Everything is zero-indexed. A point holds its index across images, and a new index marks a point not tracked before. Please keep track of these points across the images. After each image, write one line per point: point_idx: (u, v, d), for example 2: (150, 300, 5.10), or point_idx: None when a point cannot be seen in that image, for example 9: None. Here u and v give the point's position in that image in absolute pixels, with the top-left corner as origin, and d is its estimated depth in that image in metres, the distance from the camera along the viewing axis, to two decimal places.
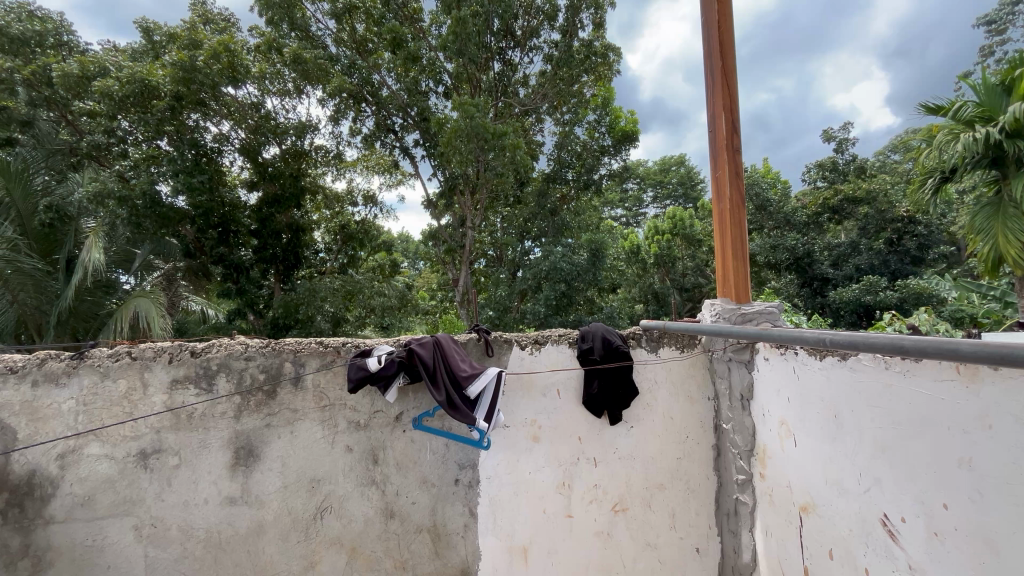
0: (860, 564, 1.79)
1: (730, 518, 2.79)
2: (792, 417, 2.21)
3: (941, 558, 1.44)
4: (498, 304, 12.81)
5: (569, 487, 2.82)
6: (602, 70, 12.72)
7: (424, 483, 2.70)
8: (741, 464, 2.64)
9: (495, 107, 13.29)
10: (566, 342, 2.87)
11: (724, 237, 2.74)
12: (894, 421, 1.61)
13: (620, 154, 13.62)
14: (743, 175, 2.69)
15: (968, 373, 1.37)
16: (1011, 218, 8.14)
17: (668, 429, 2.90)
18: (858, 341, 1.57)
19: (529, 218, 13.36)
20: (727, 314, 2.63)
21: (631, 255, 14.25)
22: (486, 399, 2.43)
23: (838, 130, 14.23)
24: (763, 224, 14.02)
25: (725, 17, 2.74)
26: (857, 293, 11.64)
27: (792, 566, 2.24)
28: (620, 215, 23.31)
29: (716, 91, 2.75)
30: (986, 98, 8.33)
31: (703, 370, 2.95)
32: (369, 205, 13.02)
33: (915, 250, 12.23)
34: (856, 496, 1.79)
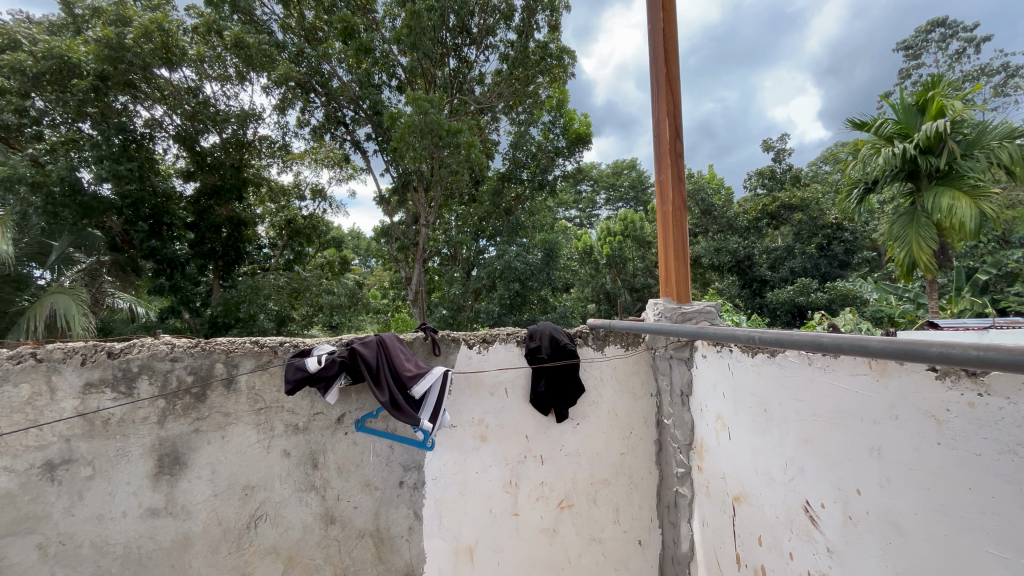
0: (786, 549, 1.89)
1: (670, 510, 2.89)
2: (726, 411, 2.31)
3: (855, 541, 1.55)
4: (452, 303, 12.70)
5: (516, 486, 2.82)
6: (557, 72, 12.85)
7: (367, 487, 2.62)
8: (681, 458, 2.74)
9: (451, 104, 13.20)
10: (514, 340, 2.87)
11: (666, 238, 2.82)
12: (816, 413, 1.72)
13: (574, 156, 13.81)
14: (684, 179, 2.79)
15: (877, 367, 1.47)
16: (923, 227, 8.97)
17: (612, 425, 2.96)
18: (783, 338, 1.66)
19: (484, 217, 13.34)
20: (668, 313, 2.72)
21: (584, 255, 14.90)
22: (432, 398, 2.39)
23: (777, 141, 15.11)
24: (708, 228, 14.68)
25: (669, 26, 2.82)
26: (791, 294, 12.43)
27: (725, 554, 2.34)
28: (574, 215, 23.73)
29: (660, 98, 2.83)
30: (903, 116, 9.11)
31: (646, 367, 3.03)
32: (318, 199, 12.57)
33: (843, 255, 13.24)
34: (783, 485, 1.90)
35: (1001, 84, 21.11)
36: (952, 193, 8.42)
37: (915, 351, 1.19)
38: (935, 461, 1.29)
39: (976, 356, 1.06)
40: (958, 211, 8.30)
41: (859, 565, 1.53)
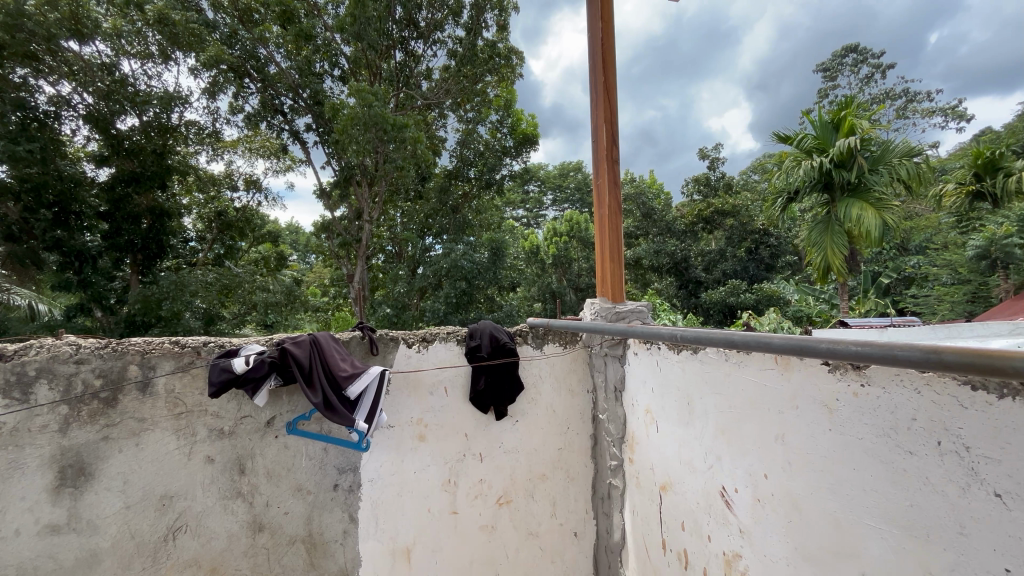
0: (704, 532, 2.03)
1: (604, 502, 2.99)
2: (654, 405, 2.43)
3: (762, 520, 1.70)
4: (397, 301, 12.44)
5: (454, 484, 2.83)
6: (505, 72, 12.90)
7: (299, 491, 2.53)
8: (614, 451, 2.85)
9: (396, 98, 12.97)
10: (455, 339, 2.86)
11: (603, 240, 2.94)
12: (731, 405, 1.86)
13: (521, 156, 13.75)
14: (619, 184, 2.91)
15: (781, 361, 1.62)
16: (836, 234, 9.83)
17: (550, 422, 3.04)
18: (702, 337, 1.79)
19: (430, 214, 13.14)
20: (603, 313, 2.82)
21: (531, 255, 15.10)
22: (369, 398, 2.35)
23: (712, 149, 16.03)
24: (649, 230, 15.31)
25: (608, 36, 2.92)
26: (723, 295, 13.22)
27: (652, 540, 2.47)
28: (521, 215, 23.96)
29: (599, 104, 2.92)
30: (821, 132, 10.04)
31: (583, 365, 3.12)
32: (252, 190, 11.92)
33: (769, 258, 14.25)
34: (703, 473, 2.03)
35: (900, 108, 23.60)
36: (860, 204, 9.30)
37: (810, 347, 1.33)
38: (828, 445, 1.44)
39: (858, 350, 1.20)
40: (865, 221, 9.20)
41: (766, 542, 1.68)
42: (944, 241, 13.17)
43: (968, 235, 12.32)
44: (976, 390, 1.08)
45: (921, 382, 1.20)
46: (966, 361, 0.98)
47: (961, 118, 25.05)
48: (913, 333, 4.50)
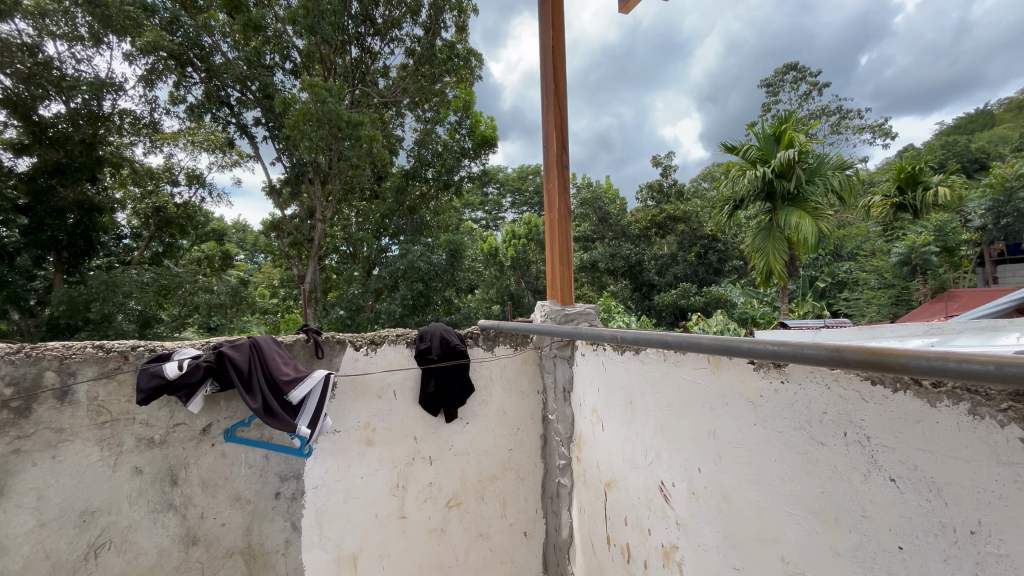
0: (645, 527, 2.11)
1: (553, 500, 3.04)
2: (600, 405, 2.50)
3: (696, 512, 1.79)
4: (350, 303, 12.12)
5: (403, 488, 2.80)
6: (464, 73, 12.91)
7: (237, 501, 2.43)
8: (563, 451, 2.90)
9: (351, 95, 12.68)
10: (404, 342, 2.83)
11: (552, 244, 2.99)
12: (669, 403, 1.94)
13: (480, 158, 13.69)
14: (569, 190, 2.98)
15: (713, 360, 1.71)
16: (777, 240, 10.44)
17: (501, 423, 3.06)
18: (640, 338, 1.86)
19: (387, 214, 12.89)
20: (553, 315, 2.86)
21: (489, 257, 15.11)
22: (312, 403, 2.29)
23: (664, 157, 16.65)
24: (605, 234, 15.70)
25: (559, 44, 2.98)
26: (675, 297, 13.74)
27: (598, 537, 2.54)
28: (480, 217, 23.99)
29: (550, 110, 2.98)
30: (763, 144, 10.72)
31: (534, 366, 3.16)
32: (194, 185, 11.32)
33: (716, 263, 14.90)
34: (644, 469, 2.11)
35: (834, 124, 25.36)
36: (799, 213, 10.02)
37: (734, 347, 1.42)
38: (753, 438, 1.54)
39: (775, 349, 1.30)
40: (802, 229, 9.94)
41: (699, 532, 1.77)
42: (873, 248, 14.21)
43: (892, 243, 13.39)
44: (875, 384, 1.19)
45: (830, 378, 1.30)
46: (862, 358, 1.08)
47: (887, 135, 27.18)
48: (842, 337, 4.85)
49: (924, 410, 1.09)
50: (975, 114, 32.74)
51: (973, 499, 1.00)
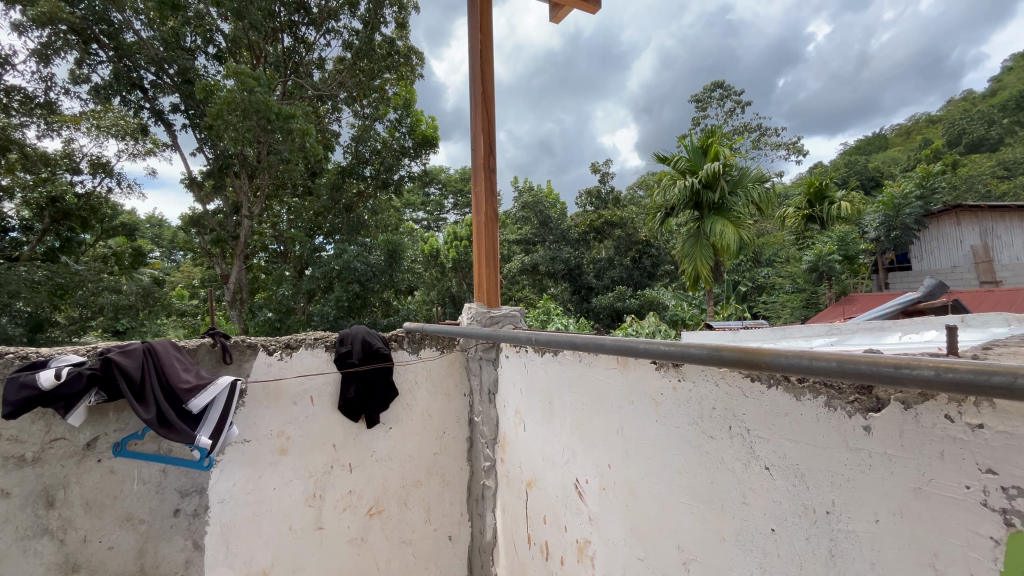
0: (562, 524, 2.16)
1: (478, 503, 3.03)
2: (522, 405, 2.53)
3: (606, 507, 1.87)
4: (280, 305, 11.43)
5: (320, 498, 2.70)
6: (404, 71, 12.70)
7: (128, 521, 2.22)
8: (488, 452, 2.90)
9: (283, 85, 12.10)
10: (323, 345, 2.72)
11: (479, 247, 3.01)
12: (583, 402, 2.01)
13: (420, 158, 13.45)
14: (496, 192, 3.01)
15: (622, 361, 1.79)
16: (704, 247, 11.16)
17: (425, 426, 3.02)
18: (553, 339, 1.92)
19: (321, 212, 12.36)
20: (479, 317, 2.86)
21: (429, 259, 14.89)
22: (215, 412, 2.15)
23: (602, 165, 17.25)
24: (545, 238, 16.01)
25: (487, 47, 3.00)
26: (612, 300, 14.28)
27: (519, 537, 2.57)
28: (421, 218, 23.65)
29: (478, 113, 2.99)
30: (692, 156, 11.48)
31: (460, 368, 3.14)
32: (99, 174, 10.26)
33: (650, 267, 15.60)
34: (561, 467, 2.17)
35: (755, 139, 27.44)
36: (723, 221, 10.82)
37: (634, 348, 1.50)
38: (654, 433, 1.63)
39: (668, 350, 1.39)
40: (726, 236, 10.74)
41: (609, 526, 1.85)
42: (787, 255, 15.51)
43: (802, 251, 14.66)
44: (753, 381, 1.29)
45: (718, 376, 1.40)
46: (738, 357, 1.18)
47: (799, 153, 29.79)
48: (757, 339, 5.24)
49: (792, 403, 1.20)
50: (871, 137, 36.69)
51: (830, 483, 1.12)
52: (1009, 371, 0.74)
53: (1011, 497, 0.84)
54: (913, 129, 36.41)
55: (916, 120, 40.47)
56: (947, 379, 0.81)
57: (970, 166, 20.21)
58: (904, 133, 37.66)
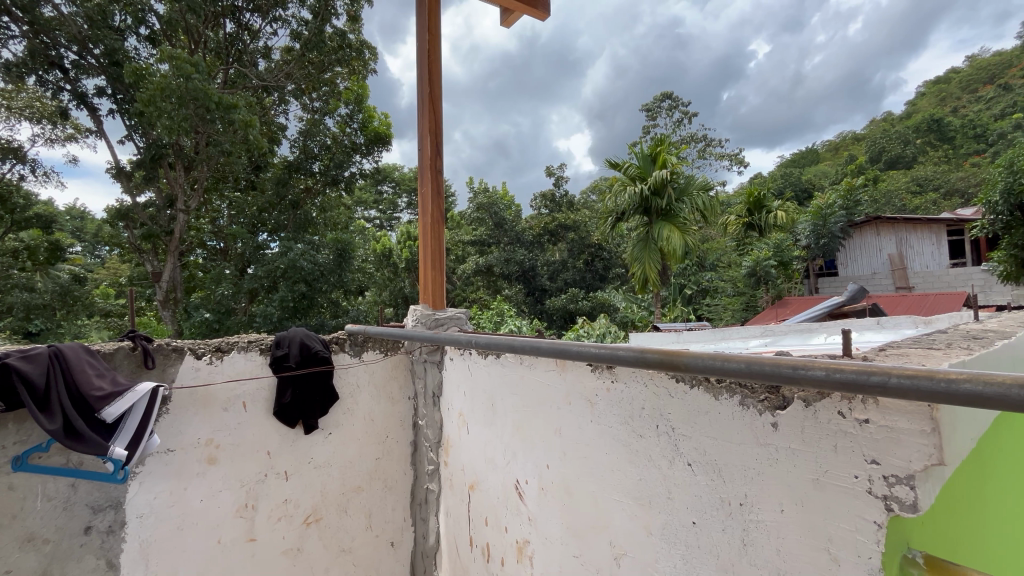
0: (503, 526, 2.18)
1: (421, 507, 3.00)
2: (465, 408, 2.52)
3: (545, 507, 1.90)
4: (218, 305, 10.82)
5: (253, 508, 2.59)
6: (356, 65, 12.37)
7: (31, 541, 2.04)
8: (431, 455, 2.87)
9: (224, 74, 11.50)
10: (257, 349, 2.61)
11: (425, 249, 2.98)
12: (524, 404, 2.03)
13: (371, 155, 13.05)
14: (442, 194, 2.99)
15: (560, 363, 1.83)
16: (652, 251, 11.60)
17: (367, 431, 2.96)
18: (492, 343, 1.94)
19: (265, 208, 11.81)
20: (423, 320, 2.83)
21: (382, 258, 14.59)
22: (133, 420, 2.02)
23: (557, 168, 17.50)
24: (500, 240, 16.05)
25: (435, 49, 2.98)
26: (565, 302, 14.51)
27: (462, 541, 2.56)
28: (374, 216, 23.13)
29: (424, 114, 2.97)
30: (642, 163, 11.91)
31: (405, 371, 3.09)
32: (9, 160, 9.33)
33: (602, 270, 15.97)
34: (501, 469, 2.19)
35: (700, 150, 28.75)
36: (669, 227, 11.32)
37: (569, 351, 1.54)
38: (589, 433, 1.68)
39: (599, 352, 1.44)
40: (672, 241, 11.25)
41: (547, 525, 1.88)
42: (728, 261, 16.36)
43: (743, 257, 15.49)
44: (678, 381, 1.36)
45: (647, 377, 1.46)
46: (660, 359, 1.24)
47: (741, 164, 31.50)
48: (699, 339, 5.51)
49: (711, 403, 1.28)
50: (804, 151, 39.35)
51: (743, 476, 1.20)
52: (886, 370, 0.82)
53: (892, 485, 0.93)
54: (841, 145, 39.35)
55: (844, 137, 43.80)
56: (837, 378, 0.89)
57: (888, 182, 22.10)
58: (833, 148, 40.69)
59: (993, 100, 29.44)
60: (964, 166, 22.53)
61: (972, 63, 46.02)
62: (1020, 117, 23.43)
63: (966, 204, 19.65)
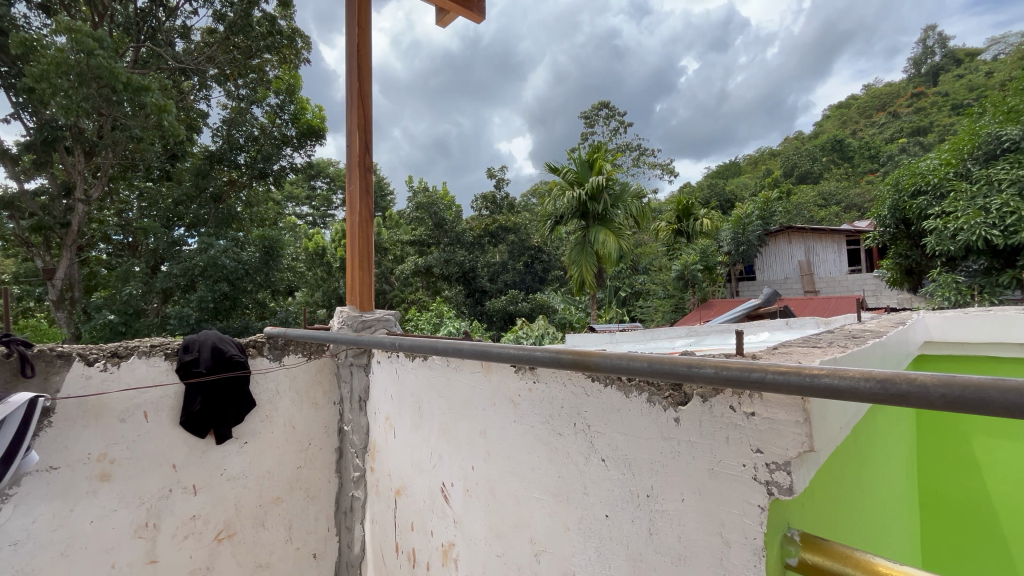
0: (429, 530, 2.16)
1: (346, 515, 2.90)
2: (392, 412, 2.47)
3: (469, 509, 1.90)
4: (126, 305, 9.85)
5: (154, 528, 2.39)
6: (287, 54, 11.74)
7: None
8: (357, 462, 2.78)
9: (135, 53, 10.53)
10: (161, 354, 2.42)
11: (353, 249, 2.89)
12: (451, 407, 2.02)
13: (303, 149, 12.51)
14: (372, 194, 2.92)
15: (484, 364, 1.84)
16: (588, 254, 11.98)
17: (287, 439, 2.81)
18: (414, 345, 1.92)
19: (181, 200, 10.90)
20: (349, 321, 2.74)
21: (313, 257, 13.94)
22: (7, 435, 1.82)
23: (498, 171, 17.61)
24: (440, 240, 15.84)
25: (365, 43, 2.90)
26: (505, 303, 14.58)
27: (387, 548, 2.50)
28: (306, 213, 22.11)
29: (353, 110, 2.88)
30: (580, 169, 12.29)
31: (330, 375, 2.96)
32: None
33: (541, 272, 16.25)
34: (427, 473, 2.17)
35: (635, 158, 30.08)
36: (605, 231, 11.79)
37: (489, 353, 1.56)
38: (511, 433, 1.71)
39: (517, 354, 1.47)
40: (607, 245, 11.70)
41: (470, 526, 1.89)
42: (659, 264, 17.24)
43: (672, 261, 16.35)
44: (593, 380, 1.42)
45: (566, 377, 1.51)
46: (574, 360, 1.28)
47: (672, 173, 33.30)
48: (630, 339, 5.78)
49: (622, 400, 1.34)
50: (728, 164, 42.33)
51: (650, 469, 1.27)
52: (763, 367, 0.90)
53: (773, 471, 1.02)
54: (759, 160, 42.69)
55: (762, 152, 47.53)
56: (724, 375, 0.96)
57: (798, 195, 24.28)
58: (752, 162, 44.03)
59: (883, 126, 33.23)
60: (861, 183, 25.25)
61: (867, 93, 51.74)
62: (904, 142, 26.63)
63: (861, 217, 22.04)
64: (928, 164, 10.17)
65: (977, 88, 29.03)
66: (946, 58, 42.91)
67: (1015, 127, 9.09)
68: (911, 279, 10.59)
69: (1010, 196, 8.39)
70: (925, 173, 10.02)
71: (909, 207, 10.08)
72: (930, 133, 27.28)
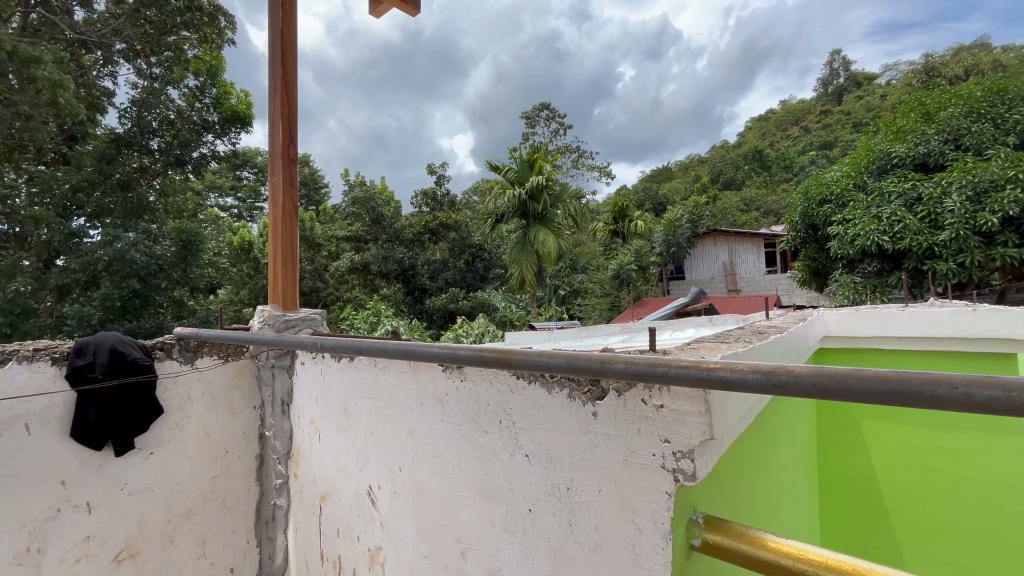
0: (355, 536, 2.09)
1: (267, 525, 2.74)
2: (317, 415, 2.38)
3: (397, 510, 1.87)
4: (11, 304, 8.74)
5: (40, 553, 2.14)
6: (208, 32, 10.84)
7: None
8: (279, 468, 2.63)
9: (22, 19, 9.32)
10: (48, 359, 2.18)
11: (275, 245, 2.74)
12: (378, 408, 1.97)
13: (227, 136, 11.67)
14: (296, 186, 2.78)
15: (412, 364, 1.81)
16: (528, 253, 12.13)
17: (200, 447, 2.62)
18: (337, 345, 1.85)
19: (81, 187, 9.81)
20: (271, 321, 2.60)
21: (239, 253, 13.04)
22: None
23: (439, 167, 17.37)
24: (378, 236, 15.37)
25: (289, 28, 2.75)
26: (445, 301, 14.42)
27: (312, 556, 2.40)
28: (230, 205, 20.64)
29: (276, 98, 2.72)
30: (521, 168, 12.42)
31: (249, 378, 2.78)
32: None
33: (482, 270, 16.24)
34: (354, 477, 2.11)
35: (574, 160, 30.79)
36: (545, 231, 12.03)
37: (414, 352, 1.54)
38: (439, 433, 1.70)
39: (442, 353, 1.46)
40: (547, 244, 11.95)
41: (397, 528, 1.86)
42: (596, 263, 17.81)
43: (609, 261, 16.91)
44: (518, 378, 1.44)
45: (493, 375, 1.52)
46: (496, 358, 1.30)
47: (610, 176, 34.45)
48: (566, 337, 5.94)
49: (545, 396, 1.38)
50: (660, 169, 44.42)
51: (570, 463, 1.31)
52: (667, 363, 0.96)
53: (678, 459, 1.10)
54: (689, 166, 45.19)
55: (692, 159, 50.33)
56: (633, 370, 1.02)
57: (724, 200, 25.95)
58: (683, 168, 46.45)
59: (797, 139, 36.24)
60: (778, 191, 27.39)
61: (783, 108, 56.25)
62: (814, 154, 29.22)
63: (778, 222, 23.92)
64: (833, 175, 11.26)
65: (874, 109, 32.40)
66: (849, 80, 47.52)
67: (903, 145, 10.32)
68: (818, 279, 11.67)
69: (898, 207, 9.45)
70: (830, 184, 11.09)
71: (816, 215, 11.09)
72: (836, 147, 30.13)
